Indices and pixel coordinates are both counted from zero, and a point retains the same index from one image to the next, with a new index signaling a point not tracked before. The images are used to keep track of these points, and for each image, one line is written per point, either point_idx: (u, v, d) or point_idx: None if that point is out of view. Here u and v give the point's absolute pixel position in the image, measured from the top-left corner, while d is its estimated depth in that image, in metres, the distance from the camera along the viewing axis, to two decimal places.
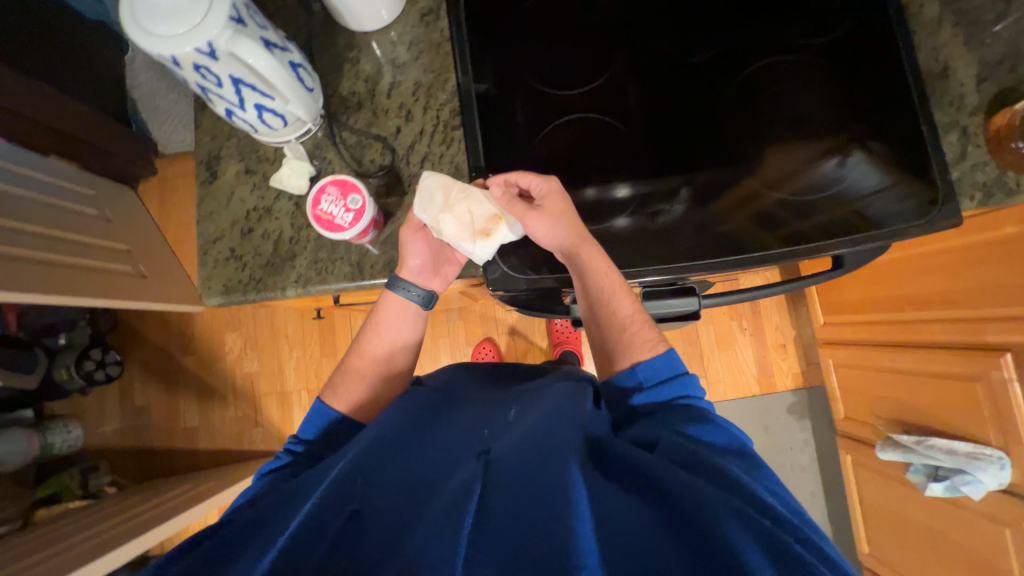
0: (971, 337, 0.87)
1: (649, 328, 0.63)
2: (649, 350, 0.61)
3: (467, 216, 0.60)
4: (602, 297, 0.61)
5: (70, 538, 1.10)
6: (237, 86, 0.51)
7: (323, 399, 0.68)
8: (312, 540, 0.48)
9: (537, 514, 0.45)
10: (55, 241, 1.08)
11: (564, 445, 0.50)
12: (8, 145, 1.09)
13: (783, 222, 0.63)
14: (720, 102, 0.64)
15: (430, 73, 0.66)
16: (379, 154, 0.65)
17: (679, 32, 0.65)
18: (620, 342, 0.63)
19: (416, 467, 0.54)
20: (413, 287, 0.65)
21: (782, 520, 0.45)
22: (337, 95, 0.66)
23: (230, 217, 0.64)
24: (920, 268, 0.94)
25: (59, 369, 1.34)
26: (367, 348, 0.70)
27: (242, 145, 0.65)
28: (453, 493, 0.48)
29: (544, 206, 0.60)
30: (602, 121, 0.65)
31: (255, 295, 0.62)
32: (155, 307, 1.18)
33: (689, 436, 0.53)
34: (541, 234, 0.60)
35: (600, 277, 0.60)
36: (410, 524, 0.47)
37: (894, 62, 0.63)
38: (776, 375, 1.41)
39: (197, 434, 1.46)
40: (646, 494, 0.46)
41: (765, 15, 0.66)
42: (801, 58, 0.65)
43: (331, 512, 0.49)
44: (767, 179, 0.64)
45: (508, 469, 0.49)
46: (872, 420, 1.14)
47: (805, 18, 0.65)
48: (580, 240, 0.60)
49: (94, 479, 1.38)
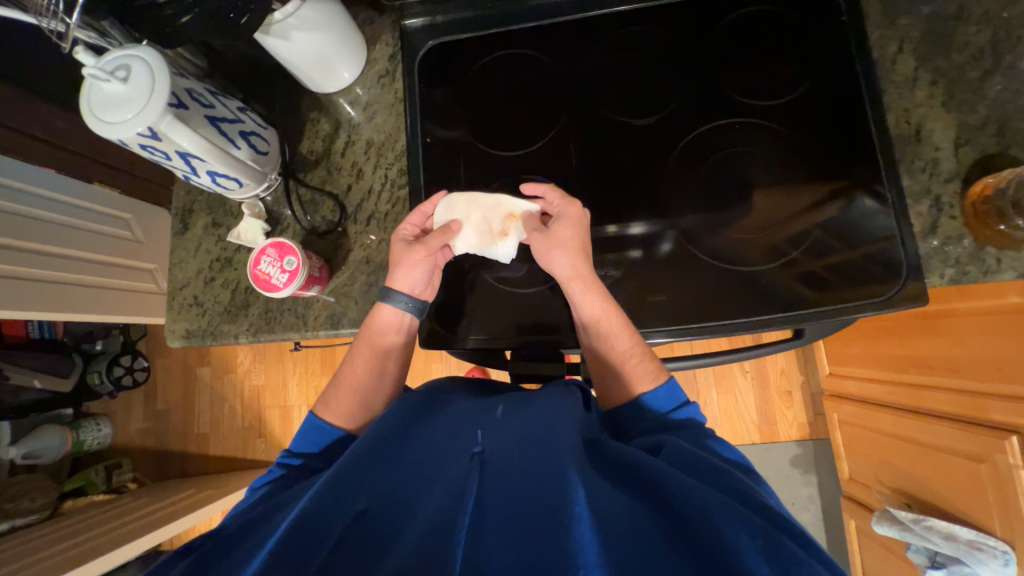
0: (978, 412, 0.78)
1: (651, 361, 0.59)
2: (648, 386, 0.57)
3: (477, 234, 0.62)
4: (596, 329, 0.58)
5: (83, 532, 1.20)
6: (186, 159, 0.55)
7: (316, 412, 0.62)
8: (298, 546, 0.41)
9: (534, 516, 0.40)
10: (64, 259, 1.13)
11: (559, 439, 0.46)
12: (66, 178, 1.11)
13: (732, 288, 0.60)
14: (667, 161, 0.63)
15: (382, 133, 0.69)
16: (330, 211, 0.68)
17: (631, 92, 0.65)
18: (618, 377, 0.59)
19: (405, 459, 0.49)
20: (404, 296, 0.61)
21: (783, 521, 0.40)
22: (296, 154, 0.70)
23: (196, 266, 0.69)
24: (926, 328, 0.86)
25: (92, 373, 1.49)
26: (360, 360, 0.64)
27: (211, 201, 0.70)
28: (445, 492, 0.43)
29: (553, 230, 0.59)
30: (547, 182, 0.65)
31: (211, 340, 0.67)
32: (122, 326, 1.22)
33: (699, 448, 0.49)
34: (540, 257, 0.60)
35: (593, 309, 0.58)
36: (403, 524, 0.43)
37: (857, 122, 0.60)
38: (779, 424, 1.31)
39: (208, 440, 1.57)
40: (648, 500, 0.42)
41: (724, 72, 0.63)
42: (755, 119, 0.62)
43: (320, 511, 0.43)
44: (717, 242, 0.62)
45: (504, 470, 0.45)
46: (875, 486, 1.04)
47: (768, 75, 0.63)
48: (571, 279, 0.58)
49: (117, 475, 1.52)
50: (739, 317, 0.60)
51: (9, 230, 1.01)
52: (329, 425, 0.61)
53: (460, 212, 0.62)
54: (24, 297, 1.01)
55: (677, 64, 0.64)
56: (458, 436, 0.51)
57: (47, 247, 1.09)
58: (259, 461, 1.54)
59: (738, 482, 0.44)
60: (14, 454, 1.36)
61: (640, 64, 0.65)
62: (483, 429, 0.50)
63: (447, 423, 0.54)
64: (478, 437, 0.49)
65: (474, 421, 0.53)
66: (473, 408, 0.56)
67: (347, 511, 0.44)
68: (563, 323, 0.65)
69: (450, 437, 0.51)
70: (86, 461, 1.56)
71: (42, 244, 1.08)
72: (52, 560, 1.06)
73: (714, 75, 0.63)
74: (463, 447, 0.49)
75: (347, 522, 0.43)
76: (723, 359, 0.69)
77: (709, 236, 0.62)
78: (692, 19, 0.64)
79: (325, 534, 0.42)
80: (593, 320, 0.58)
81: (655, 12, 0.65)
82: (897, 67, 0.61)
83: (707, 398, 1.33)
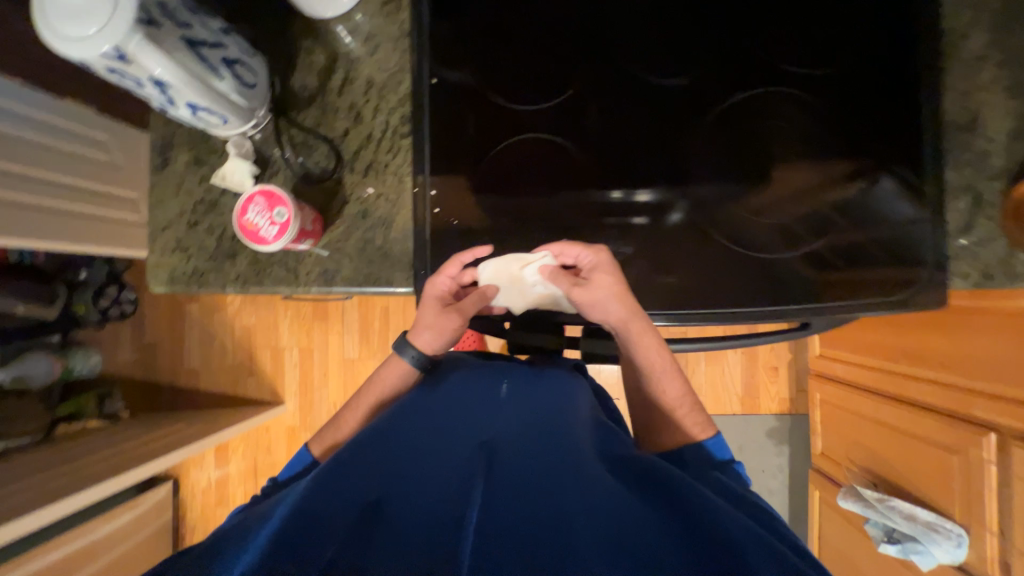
0: (959, 408, 0.80)
1: (699, 411, 0.59)
2: (695, 437, 0.57)
3: (530, 290, 0.60)
4: (647, 372, 0.59)
5: (82, 456, 1.23)
6: (161, 88, 0.48)
7: (307, 445, 0.61)
8: (310, 527, 0.39)
9: (543, 500, 0.42)
10: (48, 184, 1.08)
11: (563, 425, 0.50)
12: (36, 91, 1.05)
13: (756, 273, 0.58)
14: (696, 128, 0.59)
15: (385, 72, 0.62)
16: (324, 157, 0.62)
17: (659, 47, 0.59)
18: (661, 418, 0.60)
19: (409, 444, 0.50)
20: (413, 350, 0.61)
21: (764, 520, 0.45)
22: (288, 88, 0.63)
23: (179, 207, 0.64)
24: (924, 322, 0.87)
25: (78, 303, 1.45)
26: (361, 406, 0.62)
27: (193, 135, 0.64)
28: (454, 479, 0.45)
29: (594, 283, 0.55)
30: (562, 144, 0.60)
31: (197, 288, 0.64)
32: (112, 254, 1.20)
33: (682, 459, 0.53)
34: (587, 312, 0.56)
35: (646, 353, 0.57)
36: (411, 504, 0.42)
37: (903, 101, 0.56)
38: (760, 397, 1.34)
39: (199, 375, 1.58)
40: (650, 492, 0.44)
41: (773, 31, 0.58)
42: (801, 89, 0.58)
43: (333, 494, 0.43)
44: (742, 222, 0.59)
45: (510, 458, 0.47)
46: (844, 463, 1.10)
47: (814, 39, 0.58)
48: (633, 318, 0.55)
49: (109, 403, 1.54)
50: (751, 304, 0.58)
51: None
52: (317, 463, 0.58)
53: (510, 276, 0.59)
54: (5, 223, 0.96)
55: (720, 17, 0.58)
56: (465, 420, 0.53)
57: (27, 169, 1.03)
58: (250, 398, 1.56)
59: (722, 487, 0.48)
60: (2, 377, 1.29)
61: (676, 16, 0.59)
62: (489, 416, 0.53)
63: (453, 400, 0.56)
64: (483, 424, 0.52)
65: (481, 405, 0.55)
66: (478, 388, 0.58)
67: (359, 493, 0.43)
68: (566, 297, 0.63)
69: (456, 419, 0.53)
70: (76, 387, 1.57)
71: (23, 166, 1.02)
72: (53, 482, 1.09)
73: (759, 37, 0.58)
74: (469, 436, 0.50)
75: (361, 504, 0.42)
76: (727, 344, 0.67)
77: (737, 212, 0.59)
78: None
79: (332, 519, 0.41)
80: (646, 364, 0.58)
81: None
82: (945, 42, 0.56)
83: (694, 369, 1.35)
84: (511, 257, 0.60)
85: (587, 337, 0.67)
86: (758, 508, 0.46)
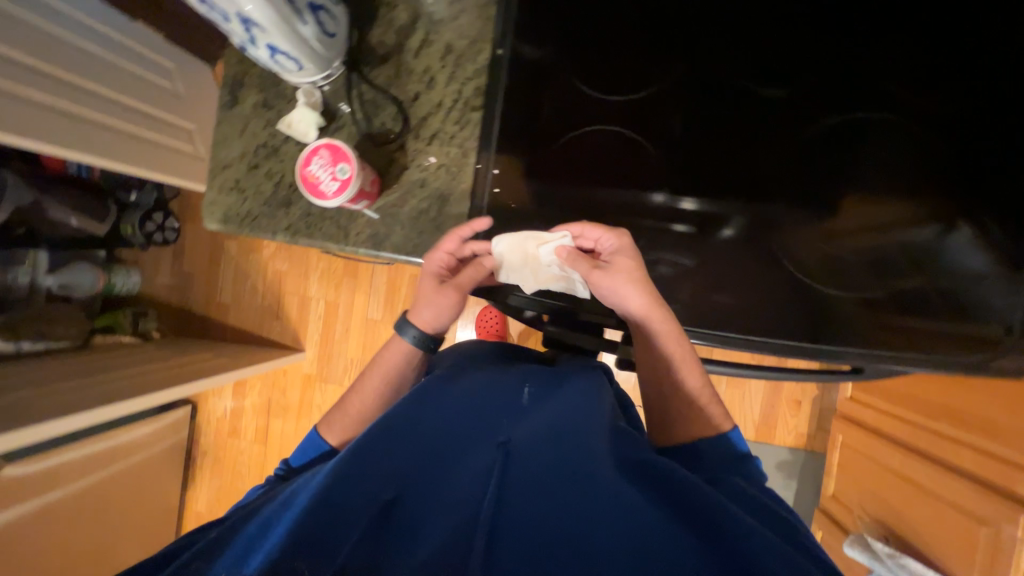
0: (999, 480, 0.76)
1: (717, 405, 0.58)
2: (719, 429, 0.56)
3: (543, 270, 0.58)
4: (666, 364, 0.57)
5: (115, 369, 1.30)
6: (246, 26, 0.48)
7: (318, 430, 0.60)
8: (325, 534, 0.42)
9: (558, 512, 0.44)
10: (114, 104, 1.11)
11: (582, 439, 0.48)
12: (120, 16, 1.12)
13: (832, 306, 0.60)
14: (785, 149, 0.62)
15: (465, 39, 0.60)
16: (392, 119, 0.61)
17: (753, 57, 0.58)
18: (681, 413, 0.57)
19: (428, 430, 0.51)
20: (413, 329, 0.61)
21: (783, 521, 0.46)
22: (364, 43, 0.61)
23: (241, 148, 0.64)
24: (980, 386, 0.82)
25: (126, 224, 1.51)
26: (370, 387, 0.61)
27: (265, 77, 0.64)
28: (471, 481, 0.47)
29: (615, 265, 0.54)
30: (635, 144, 0.61)
31: (249, 231, 0.65)
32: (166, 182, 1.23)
33: (706, 452, 0.53)
34: (602, 294, 0.55)
35: (662, 341, 0.56)
36: (428, 510, 0.45)
37: (989, 152, 0.59)
38: (778, 428, 1.30)
39: (228, 311, 1.63)
40: (666, 502, 0.45)
41: (874, 65, 0.60)
42: (901, 126, 0.61)
43: (345, 497, 0.44)
44: (823, 249, 0.62)
45: (527, 462, 0.48)
46: (857, 512, 1.06)
47: (914, 76, 0.60)
48: (652, 307, 0.54)
49: (142, 323, 1.61)
50: (807, 338, 0.58)
51: (62, 60, 0.99)
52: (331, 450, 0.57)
53: (524, 254, 0.57)
54: (70, 136, 0.99)
55: (819, 42, 0.59)
56: (481, 420, 0.53)
57: (96, 86, 1.06)
58: (273, 341, 1.61)
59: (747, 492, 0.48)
60: (50, 283, 1.36)
61: (774, 32, 0.59)
62: (507, 418, 0.53)
63: (472, 391, 0.57)
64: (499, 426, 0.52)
65: (500, 406, 0.55)
66: (500, 387, 0.58)
67: (371, 496, 0.45)
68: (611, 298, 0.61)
69: (473, 416, 0.53)
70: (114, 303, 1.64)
71: (90, 82, 1.05)
72: (86, 390, 1.16)
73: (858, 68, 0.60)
74: (487, 432, 0.51)
75: (371, 509, 0.44)
76: (770, 374, 0.67)
77: (816, 240, 0.62)
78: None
79: (354, 514, 0.44)
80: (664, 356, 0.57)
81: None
82: None
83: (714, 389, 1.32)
84: (528, 235, 0.58)
85: (624, 343, 0.64)
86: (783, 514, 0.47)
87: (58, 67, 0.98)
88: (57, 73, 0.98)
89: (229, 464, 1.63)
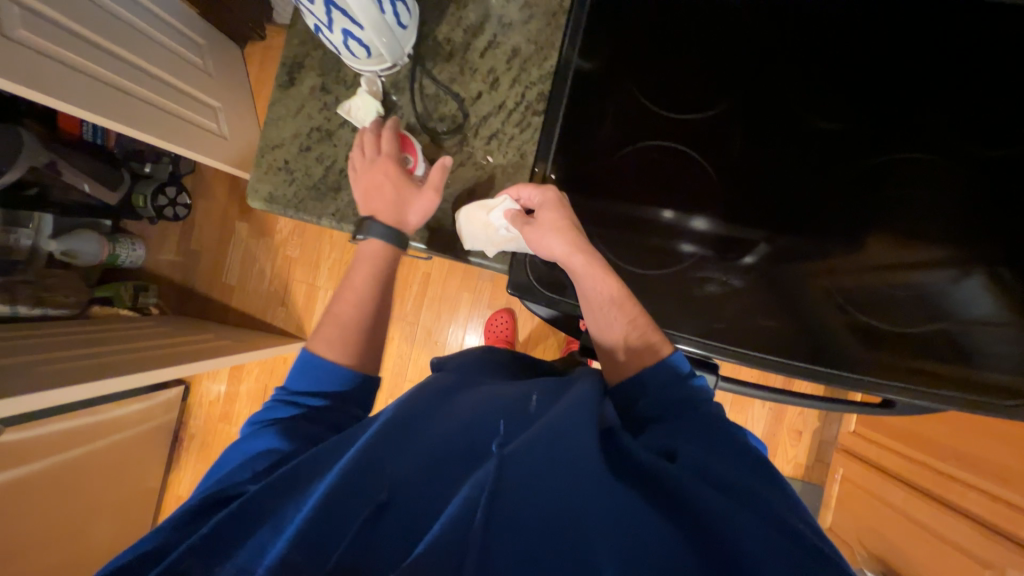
0: (1004, 524, 0.77)
1: (655, 333, 0.59)
2: (658, 355, 0.58)
3: (497, 235, 0.63)
4: (598, 308, 0.59)
5: (113, 344, 1.26)
6: (328, 8, 0.49)
7: (310, 347, 0.61)
8: (320, 531, 0.42)
9: (555, 517, 0.43)
10: (150, 77, 1.11)
11: (579, 449, 0.47)
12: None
13: (865, 340, 0.59)
14: (837, 176, 0.60)
15: (532, 44, 0.65)
16: (452, 114, 0.66)
17: (812, 91, 0.59)
18: (624, 349, 0.59)
19: (425, 436, 0.51)
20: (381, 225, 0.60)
21: (801, 535, 0.44)
22: (432, 38, 0.65)
23: (294, 129, 0.65)
24: (990, 432, 0.84)
25: (137, 195, 1.48)
26: (359, 286, 0.63)
27: (326, 60, 0.64)
28: (467, 486, 0.45)
29: (541, 219, 0.58)
30: (692, 159, 0.61)
31: (293, 213, 0.65)
32: (201, 160, 1.21)
33: (720, 451, 0.51)
34: (536, 249, 0.59)
35: (592, 286, 0.59)
36: (424, 514, 0.45)
37: None
38: (776, 455, 1.27)
39: (233, 293, 1.60)
40: (668, 510, 0.45)
41: (940, 105, 0.57)
42: (945, 160, 0.58)
43: (339, 497, 0.44)
44: (848, 281, 0.60)
45: (525, 468, 0.46)
46: (856, 546, 1.08)
47: (981, 116, 0.57)
48: (574, 252, 0.57)
49: (143, 297, 1.57)
50: (815, 365, 0.59)
51: (106, 31, 1.00)
52: (328, 363, 0.58)
53: (480, 223, 0.63)
54: (111, 108, 0.98)
55: (882, 78, 0.58)
56: (482, 421, 0.52)
57: (132, 57, 1.06)
58: (276, 327, 1.58)
59: (765, 501, 0.46)
60: (54, 248, 1.35)
61: (837, 68, 0.59)
62: (508, 419, 0.52)
63: (471, 400, 0.56)
64: (498, 428, 0.51)
65: (504, 408, 0.54)
66: (506, 392, 0.57)
67: (363, 493, 0.45)
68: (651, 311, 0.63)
69: (472, 423, 0.52)
70: (115, 275, 1.60)
71: (126, 52, 1.04)
72: (87, 363, 1.12)
73: (920, 106, 0.58)
74: (485, 436, 0.50)
75: (365, 506, 0.44)
76: (791, 401, 0.66)
77: (841, 271, 0.60)
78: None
79: (348, 517, 0.43)
80: (597, 300, 0.59)
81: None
82: None
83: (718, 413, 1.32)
84: (482, 200, 0.64)
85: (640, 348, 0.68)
86: (801, 527, 0.45)
87: (101, 35, 0.98)
88: (98, 42, 0.98)
89: (218, 450, 1.59)
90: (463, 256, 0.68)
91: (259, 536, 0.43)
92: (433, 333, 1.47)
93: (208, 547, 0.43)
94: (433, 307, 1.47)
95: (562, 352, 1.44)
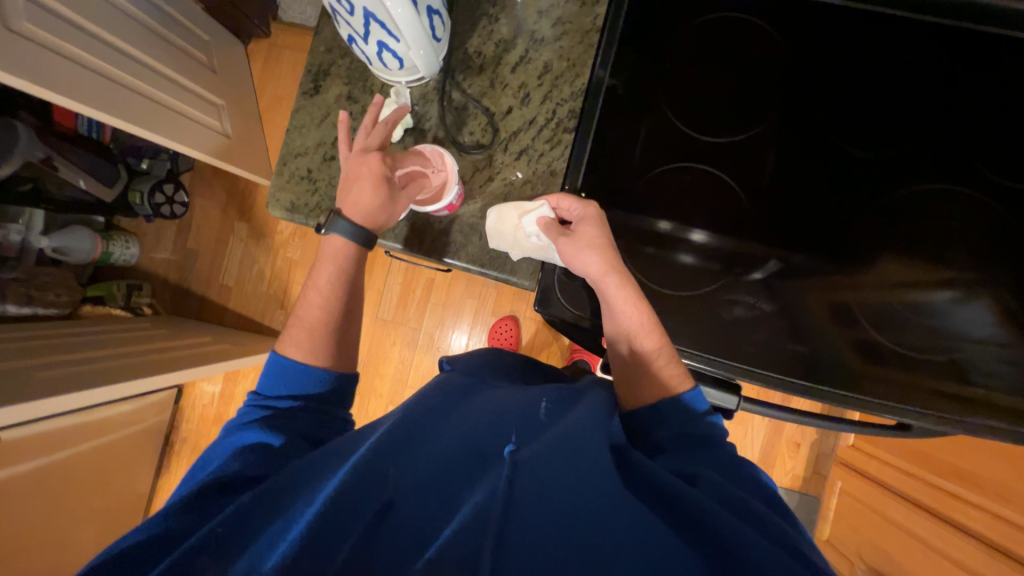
0: (1004, 542, 0.79)
1: (676, 366, 0.60)
2: (672, 391, 0.58)
3: (526, 240, 0.64)
4: (624, 329, 0.60)
5: (107, 346, 1.22)
6: (366, 20, 0.50)
7: (281, 352, 0.60)
8: (327, 530, 0.41)
9: (571, 529, 0.41)
10: (156, 73, 1.08)
11: (594, 460, 0.47)
12: None
13: (885, 362, 0.60)
14: (860, 199, 0.60)
15: (563, 60, 0.68)
16: (481, 128, 0.68)
17: (837, 119, 0.60)
18: (644, 375, 0.60)
19: (434, 443, 0.50)
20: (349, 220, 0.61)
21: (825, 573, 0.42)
22: (463, 51, 0.68)
23: (318, 139, 0.68)
24: (987, 450, 0.87)
25: (133, 191, 1.44)
26: (323, 285, 0.63)
27: (352, 69, 0.68)
28: (479, 495, 0.44)
29: (579, 233, 0.59)
30: (715, 176, 0.62)
31: (313, 222, 0.68)
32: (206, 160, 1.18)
33: (734, 480, 0.51)
34: (568, 263, 0.60)
35: (621, 308, 0.59)
36: (433, 519, 0.43)
37: None
38: (776, 468, 1.28)
39: (230, 294, 1.56)
40: (686, 531, 0.44)
41: (960, 137, 0.59)
42: (965, 189, 0.59)
43: (346, 494, 0.43)
44: (868, 300, 0.61)
45: (537, 478, 0.45)
46: (853, 559, 1.09)
47: (999, 149, 0.59)
48: (607, 271, 0.58)
49: (136, 296, 1.52)
50: (834, 386, 0.59)
51: (113, 26, 0.97)
52: (295, 363, 0.58)
53: (510, 224, 0.64)
54: (116, 104, 0.94)
55: (903, 109, 0.60)
56: (495, 425, 0.51)
57: (138, 53, 1.03)
58: (274, 330, 1.55)
59: (784, 530, 0.45)
60: (45, 244, 1.32)
61: (859, 97, 0.60)
62: (522, 428, 0.51)
63: (485, 407, 0.55)
64: (510, 434, 0.50)
65: (518, 416, 0.53)
66: (517, 399, 0.57)
67: (374, 497, 0.44)
68: (674, 329, 0.63)
69: (485, 430, 0.51)
70: (108, 273, 1.55)
71: (133, 48, 1.01)
72: (79, 368, 1.08)
73: (941, 137, 0.59)
74: (496, 443, 0.50)
75: (373, 510, 0.43)
76: (805, 420, 0.66)
77: (862, 290, 0.61)
78: (939, 61, 0.59)
79: (352, 519, 0.42)
80: (623, 321, 0.60)
81: (900, 37, 0.60)
82: None
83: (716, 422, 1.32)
84: (517, 204, 0.65)
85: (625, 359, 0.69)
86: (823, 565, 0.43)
87: (105, 29, 0.95)
88: (104, 36, 0.95)
89: None
90: (484, 267, 0.69)
91: (263, 537, 0.41)
92: (435, 339, 1.46)
93: (222, 561, 0.40)
94: (436, 313, 1.46)
95: (566, 361, 1.43)
